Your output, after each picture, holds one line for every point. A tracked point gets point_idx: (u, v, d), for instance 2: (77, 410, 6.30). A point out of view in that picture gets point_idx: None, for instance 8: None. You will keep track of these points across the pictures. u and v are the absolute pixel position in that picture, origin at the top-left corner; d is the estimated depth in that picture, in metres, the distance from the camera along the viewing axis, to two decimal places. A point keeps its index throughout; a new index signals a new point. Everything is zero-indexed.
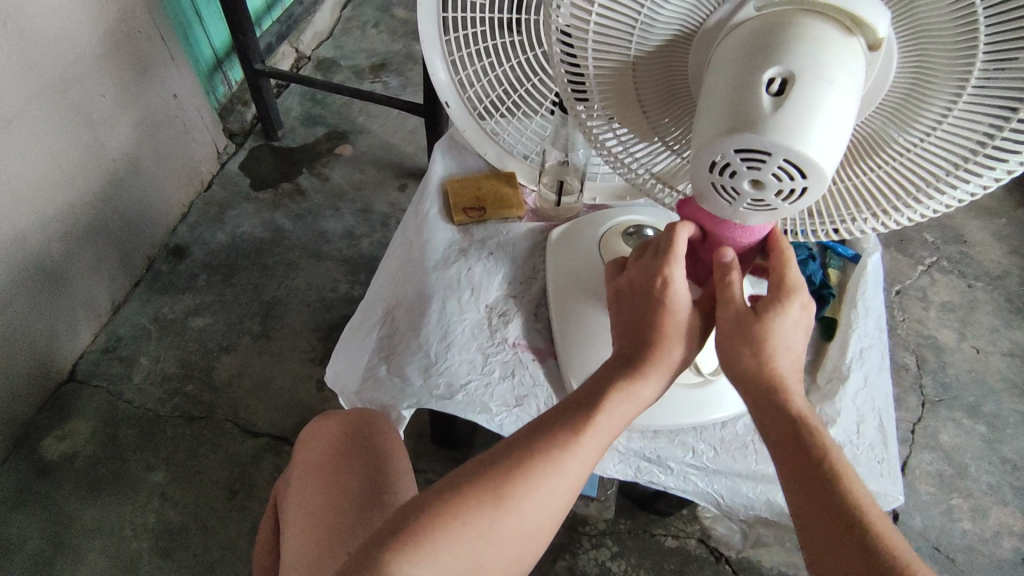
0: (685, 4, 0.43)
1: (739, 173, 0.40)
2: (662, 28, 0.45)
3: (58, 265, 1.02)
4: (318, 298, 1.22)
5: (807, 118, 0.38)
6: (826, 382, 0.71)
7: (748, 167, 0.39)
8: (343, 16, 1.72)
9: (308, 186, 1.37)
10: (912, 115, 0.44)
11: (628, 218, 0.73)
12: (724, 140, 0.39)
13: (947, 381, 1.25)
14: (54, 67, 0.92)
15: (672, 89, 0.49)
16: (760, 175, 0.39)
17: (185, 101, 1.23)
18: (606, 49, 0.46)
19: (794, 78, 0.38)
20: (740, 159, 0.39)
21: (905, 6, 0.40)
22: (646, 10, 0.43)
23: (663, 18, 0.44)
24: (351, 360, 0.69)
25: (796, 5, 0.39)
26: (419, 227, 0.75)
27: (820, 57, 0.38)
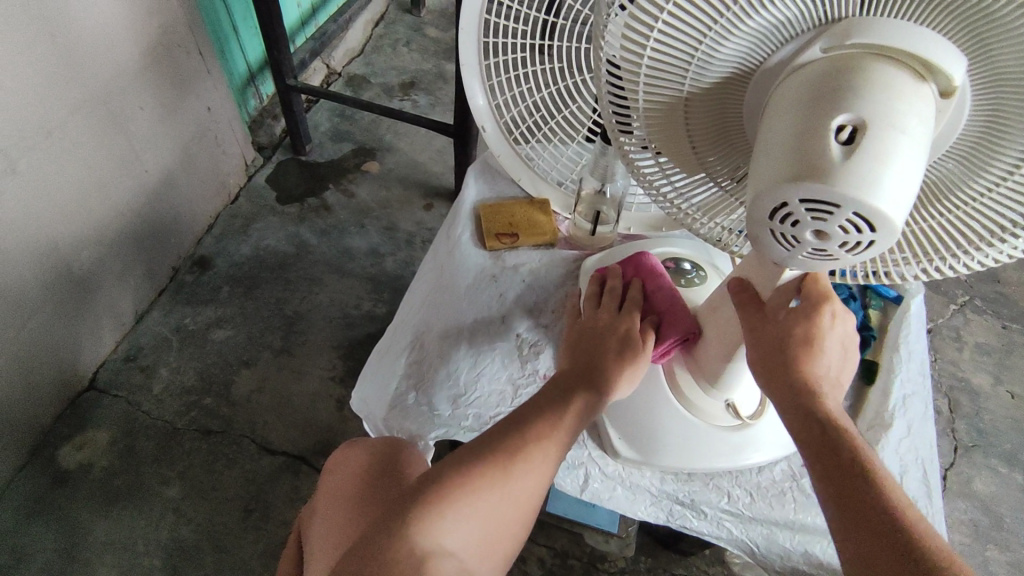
0: (746, 43, 0.41)
1: (803, 223, 0.38)
2: (720, 66, 0.43)
3: (87, 273, 1.02)
4: (340, 315, 1.21)
5: (879, 170, 0.36)
6: (867, 429, 0.68)
7: (812, 217, 0.37)
8: (375, 33, 1.74)
9: (334, 201, 1.37)
10: (982, 162, 0.42)
11: (665, 251, 0.72)
12: (788, 189, 0.37)
13: (982, 426, 1.21)
14: (96, 78, 0.93)
15: (725, 125, 0.47)
16: (825, 227, 0.38)
17: (218, 113, 1.24)
18: (657, 84, 0.44)
19: (864, 127, 0.37)
20: (804, 209, 0.37)
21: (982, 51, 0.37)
22: (703, 48, 0.42)
23: (722, 56, 0.42)
24: (379, 386, 0.68)
25: (867, 49, 0.38)
26: (450, 252, 0.74)
27: (893, 106, 0.37)
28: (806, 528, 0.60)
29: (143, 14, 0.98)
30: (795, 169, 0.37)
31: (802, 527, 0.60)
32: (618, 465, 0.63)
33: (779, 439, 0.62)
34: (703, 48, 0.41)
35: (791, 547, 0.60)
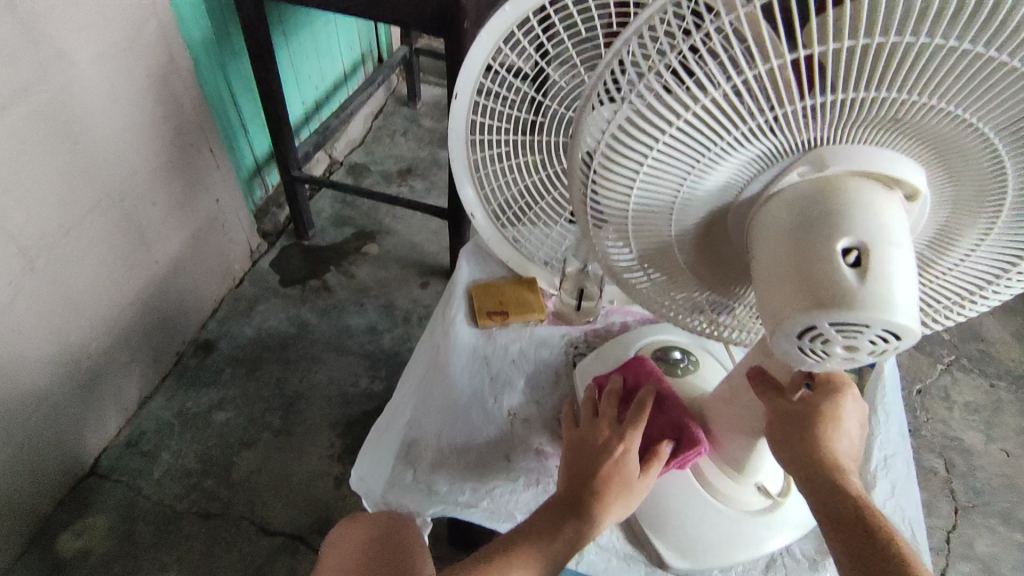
0: (726, 176, 0.44)
1: (833, 341, 0.40)
2: (705, 195, 0.46)
3: (94, 359, 1.06)
4: (339, 392, 1.24)
5: (890, 285, 0.39)
6: None
7: (842, 335, 0.40)
8: (374, 125, 1.87)
9: (335, 282, 1.43)
10: (947, 243, 0.48)
11: (657, 340, 0.77)
12: (815, 315, 0.39)
13: (979, 485, 1.22)
14: (115, 179, 1.01)
15: (711, 239, 0.50)
16: (856, 341, 0.40)
17: (226, 205, 1.32)
18: (648, 214, 0.48)
19: (867, 247, 0.39)
20: (833, 329, 0.40)
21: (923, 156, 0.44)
22: (688, 183, 0.45)
23: (706, 187, 0.45)
24: (376, 462, 0.70)
25: (843, 173, 0.41)
26: (445, 331, 0.79)
27: (881, 224, 0.40)
28: None
29: (161, 121, 1.08)
30: (812, 291, 0.40)
31: None
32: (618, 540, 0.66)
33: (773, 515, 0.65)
34: (687, 185, 0.45)
35: None
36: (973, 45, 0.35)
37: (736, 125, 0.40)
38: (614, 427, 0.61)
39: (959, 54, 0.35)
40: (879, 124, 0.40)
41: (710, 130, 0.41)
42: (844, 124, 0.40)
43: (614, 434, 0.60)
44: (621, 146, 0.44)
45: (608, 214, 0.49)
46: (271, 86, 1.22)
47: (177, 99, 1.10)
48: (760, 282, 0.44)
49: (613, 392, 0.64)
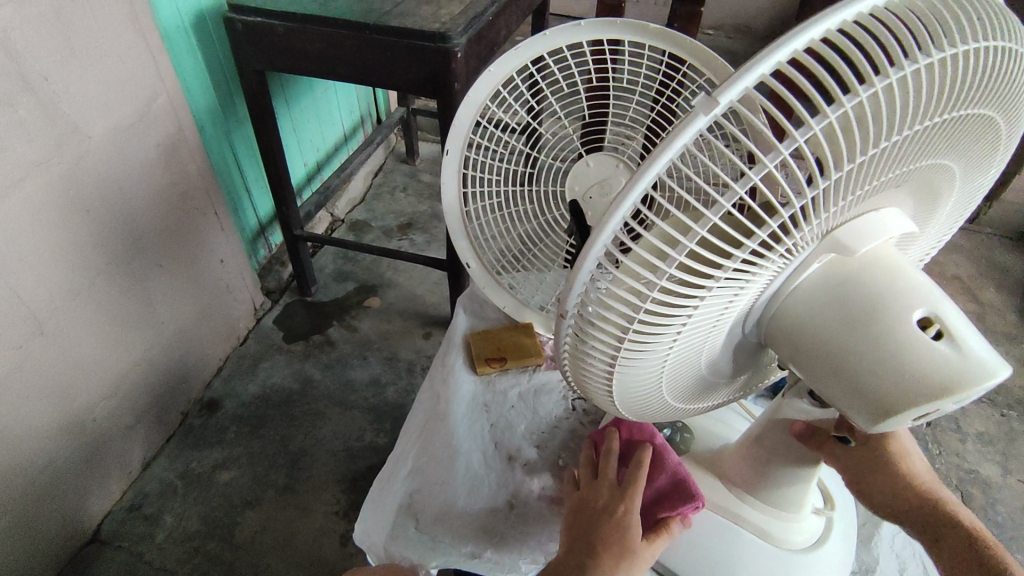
0: (760, 285, 0.44)
1: (946, 409, 0.43)
2: (740, 304, 0.46)
3: (99, 421, 1.07)
4: (343, 447, 1.23)
5: (970, 340, 0.43)
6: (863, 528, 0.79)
7: (952, 403, 0.43)
8: (374, 183, 1.92)
9: (338, 337, 1.45)
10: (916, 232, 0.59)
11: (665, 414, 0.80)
12: (939, 398, 0.42)
13: (1000, 519, 1.18)
14: (123, 245, 1.04)
15: (729, 336, 0.51)
16: (962, 402, 0.43)
17: (230, 265, 1.35)
18: (695, 333, 0.46)
19: (936, 317, 0.43)
20: (948, 403, 0.43)
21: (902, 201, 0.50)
22: (733, 298, 0.44)
23: (745, 297, 0.45)
24: (378, 513, 0.69)
25: (870, 256, 0.44)
26: (445, 379, 0.79)
27: (929, 289, 0.44)
28: None
29: (169, 187, 1.12)
30: (908, 383, 0.43)
31: None
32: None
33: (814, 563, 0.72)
34: (729, 307, 0.45)
35: None
36: (918, 126, 0.40)
37: (767, 257, 0.41)
38: (614, 488, 0.61)
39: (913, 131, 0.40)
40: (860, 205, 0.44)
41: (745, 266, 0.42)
42: (835, 219, 0.43)
43: (614, 497, 0.60)
44: (663, 308, 0.43)
45: (656, 350, 0.46)
46: (274, 150, 1.28)
47: (184, 165, 1.15)
48: (839, 379, 0.46)
49: (613, 448, 0.64)
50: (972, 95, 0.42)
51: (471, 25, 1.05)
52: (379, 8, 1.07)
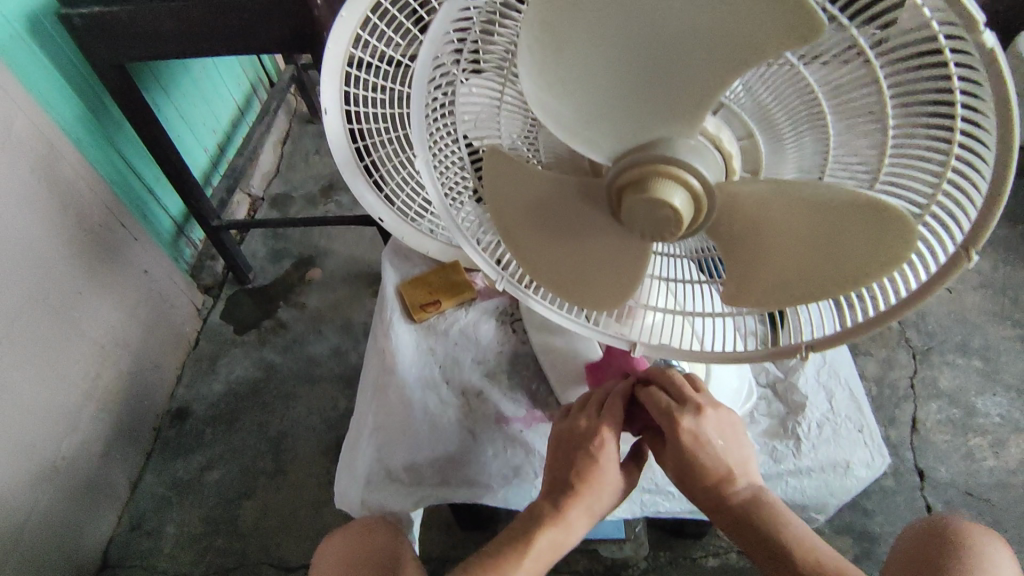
0: (778, 111, 0.51)
1: (732, 115, 0.52)
2: (785, 142, 0.52)
3: (69, 459, 1.07)
4: (321, 419, 1.27)
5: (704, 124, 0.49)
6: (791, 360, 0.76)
7: (724, 112, 0.51)
8: (285, 151, 1.83)
9: (289, 316, 1.44)
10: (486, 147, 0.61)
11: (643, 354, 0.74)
12: (732, 111, 0.51)
13: (930, 329, 1.28)
14: (31, 281, 0.99)
15: (747, 268, 0.51)
16: (724, 111, 0.51)
17: (157, 273, 1.30)
18: (783, 162, 0.53)
19: (726, 104, 0.51)
20: (722, 112, 0.51)
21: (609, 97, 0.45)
22: (772, 122, 0.52)
23: (779, 125, 0.51)
24: (349, 475, 0.73)
25: (692, 163, 0.45)
26: (386, 334, 0.80)
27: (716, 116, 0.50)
28: None
29: (62, 210, 1.05)
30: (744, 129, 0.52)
31: None
32: None
33: None
34: (769, 124, 0.52)
35: None
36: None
37: (759, 91, 0.50)
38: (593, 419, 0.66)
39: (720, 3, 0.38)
40: (768, 80, 0.49)
41: (774, 117, 0.51)
42: (765, 84, 0.50)
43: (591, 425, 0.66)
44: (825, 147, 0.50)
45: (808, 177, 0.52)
46: (163, 148, 1.19)
47: (75, 187, 1.08)
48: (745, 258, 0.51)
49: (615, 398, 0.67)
50: None
51: None
52: None
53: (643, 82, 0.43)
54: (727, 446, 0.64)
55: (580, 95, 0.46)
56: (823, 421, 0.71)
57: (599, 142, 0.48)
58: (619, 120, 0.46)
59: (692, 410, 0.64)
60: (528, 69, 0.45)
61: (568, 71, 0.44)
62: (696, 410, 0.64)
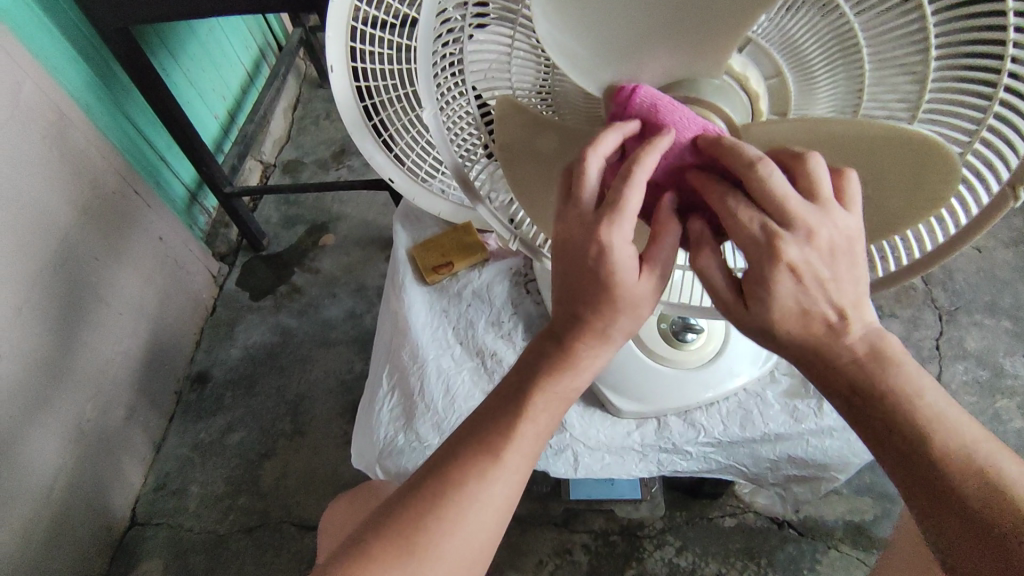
0: (810, 46, 0.48)
1: (758, 55, 0.49)
2: (815, 79, 0.50)
3: (93, 422, 1.09)
4: (337, 383, 1.28)
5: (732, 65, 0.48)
6: None
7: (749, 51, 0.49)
8: (295, 116, 1.81)
9: (303, 282, 1.44)
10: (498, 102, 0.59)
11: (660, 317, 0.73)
12: (757, 50, 0.49)
13: (959, 288, 1.24)
14: (46, 247, 0.99)
15: None
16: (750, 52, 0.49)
17: (171, 239, 1.30)
18: (810, 102, 0.51)
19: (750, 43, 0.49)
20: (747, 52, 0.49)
21: (628, 33, 0.44)
22: (800, 60, 0.49)
23: (809, 62, 0.49)
24: (366, 436, 0.73)
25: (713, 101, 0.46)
26: (398, 297, 0.79)
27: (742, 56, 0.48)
28: (781, 438, 0.70)
29: (72, 176, 1.04)
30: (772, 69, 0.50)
31: (777, 437, 0.70)
32: (617, 417, 0.73)
33: (732, 370, 0.71)
34: (798, 63, 0.49)
35: (775, 457, 0.71)
36: None
37: (787, 25, 0.48)
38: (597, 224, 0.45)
39: None
40: (799, 11, 0.47)
41: (804, 52, 0.49)
42: (796, 17, 0.47)
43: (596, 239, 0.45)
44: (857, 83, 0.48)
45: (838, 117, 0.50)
46: (172, 111, 1.17)
47: (86, 153, 1.07)
48: None
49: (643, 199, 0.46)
50: None
51: None
52: None
53: (665, 16, 0.43)
54: (836, 283, 0.43)
55: (596, 27, 0.44)
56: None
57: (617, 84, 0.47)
58: (636, 49, 0.45)
59: (797, 232, 0.42)
60: (543, 8, 0.43)
61: (592, 10, 0.43)
62: (806, 234, 0.42)
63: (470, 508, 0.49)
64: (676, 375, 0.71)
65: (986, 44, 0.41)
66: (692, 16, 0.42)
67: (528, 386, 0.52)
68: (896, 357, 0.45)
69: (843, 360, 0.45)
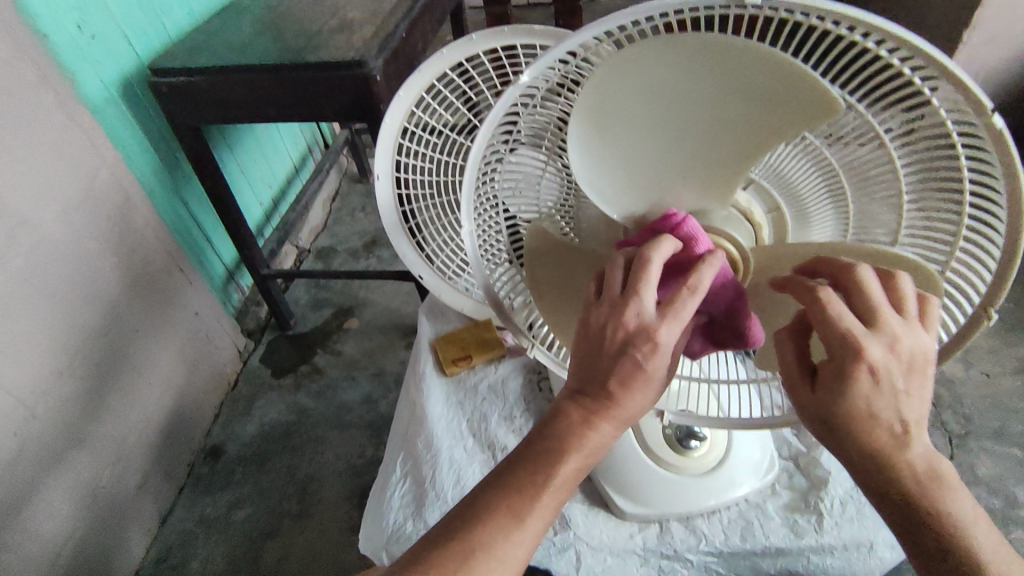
0: (803, 185, 0.57)
1: (759, 192, 0.57)
2: (810, 212, 0.57)
3: (108, 488, 1.11)
4: (347, 466, 1.30)
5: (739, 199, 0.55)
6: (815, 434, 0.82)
7: (751, 189, 0.57)
8: (333, 207, 1.95)
9: (324, 363, 1.50)
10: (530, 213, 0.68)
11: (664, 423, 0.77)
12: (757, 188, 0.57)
13: (967, 412, 1.25)
14: (97, 316, 1.07)
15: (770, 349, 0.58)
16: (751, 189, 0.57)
17: (206, 315, 1.38)
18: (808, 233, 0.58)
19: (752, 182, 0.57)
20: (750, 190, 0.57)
21: (648, 169, 0.52)
22: (795, 198, 0.57)
23: (803, 199, 0.57)
24: (375, 521, 0.75)
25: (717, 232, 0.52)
26: (418, 386, 0.84)
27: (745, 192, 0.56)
28: (782, 551, 0.72)
29: (129, 253, 1.14)
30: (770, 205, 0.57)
31: (777, 550, 0.72)
32: (620, 519, 0.76)
33: (732, 479, 0.74)
34: (794, 200, 0.57)
35: (775, 571, 0.72)
36: (771, 83, 0.44)
37: (782, 168, 0.57)
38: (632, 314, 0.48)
39: (750, 94, 0.45)
40: (791, 156, 0.55)
41: (796, 191, 0.57)
42: (788, 161, 0.56)
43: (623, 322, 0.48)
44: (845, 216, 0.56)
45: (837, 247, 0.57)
46: (226, 200, 1.29)
47: (144, 232, 1.17)
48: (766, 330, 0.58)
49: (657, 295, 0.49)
50: (661, 69, 0.47)
51: (385, 45, 1.06)
52: (294, 46, 1.08)
53: (679, 159, 0.51)
54: (910, 396, 0.45)
55: (620, 159, 0.52)
56: (845, 497, 0.73)
57: (636, 210, 0.55)
58: (655, 181, 0.53)
59: (882, 338, 0.44)
60: (579, 137, 0.52)
61: (618, 145, 0.52)
62: (890, 339, 0.44)
63: (496, 563, 0.48)
64: (679, 481, 0.74)
65: (953, 169, 0.47)
66: (701, 161, 0.50)
67: (560, 440, 0.51)
68: (946, 474, 0.49)
69: (903, 474, 0.48)
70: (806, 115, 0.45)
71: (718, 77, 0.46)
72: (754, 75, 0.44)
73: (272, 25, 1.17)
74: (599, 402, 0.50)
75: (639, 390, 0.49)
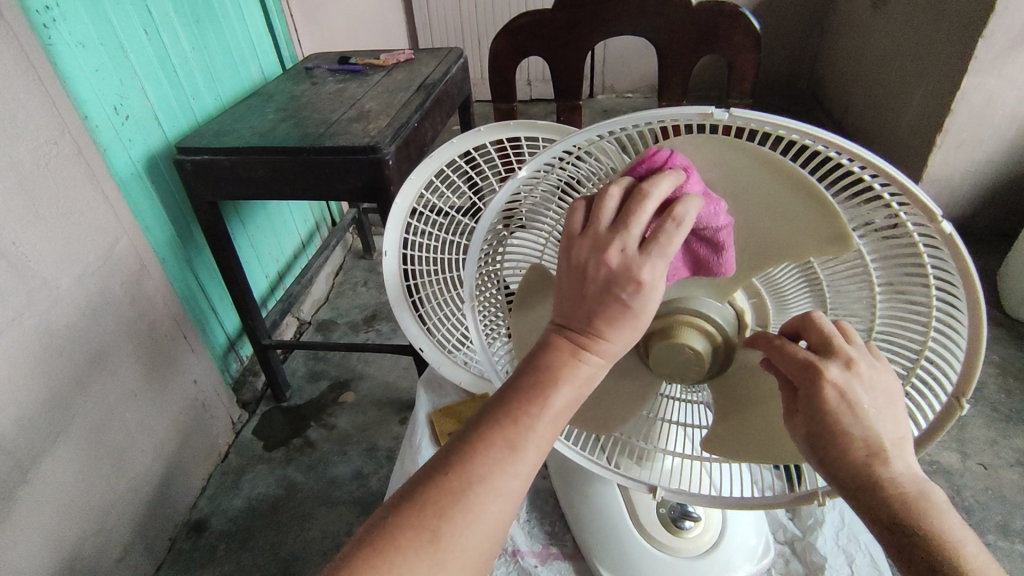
0: (790, 287, 0.61)
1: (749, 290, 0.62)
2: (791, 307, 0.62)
3: (87, 560, 1.07)
4: (334, 544, 1.26)
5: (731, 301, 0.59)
6: (811, 522, 0.82)
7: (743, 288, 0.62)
8: (336, 281, 2.00)
9: (317, 437, 1.48)
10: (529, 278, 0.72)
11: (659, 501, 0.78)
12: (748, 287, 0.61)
13: (967, 505, 1.23)
14: (99, 379, 1.07)
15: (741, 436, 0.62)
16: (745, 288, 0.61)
17: (203, 383, 1.38)
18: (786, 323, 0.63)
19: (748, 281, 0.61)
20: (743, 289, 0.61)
21: None
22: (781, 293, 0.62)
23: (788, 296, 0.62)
24: None
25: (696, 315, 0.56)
26: (413, 459, 0.84)
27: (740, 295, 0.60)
28: None
29: (136, 318, 1.16)
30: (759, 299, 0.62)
31: None
32: None
33: (728, 561, 0.74)
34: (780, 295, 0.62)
35: None
36: (799, 207, 0.50)
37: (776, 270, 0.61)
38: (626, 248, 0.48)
39: (778, 214, 0.52)
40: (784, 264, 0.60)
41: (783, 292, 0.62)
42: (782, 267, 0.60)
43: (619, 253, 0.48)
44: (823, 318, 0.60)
45: None
46: (235, 271, 1.33)
47: (152, 299, 1.20)
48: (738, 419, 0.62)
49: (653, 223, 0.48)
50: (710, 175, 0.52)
51: (398, 133, 1.15)
52: (314, 131, 1.16)
53: None
54: (879, 416, 0.50)
55: None
56: None
57: None
58: None
59: (839, 361, 0.51)
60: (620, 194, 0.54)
61: None
62: (845, 362, 0.51)
63: (492, 494, 0.47)
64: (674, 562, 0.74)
65: (916, 263, 0.51)
66: None
67: (550, 370, 0.50)
68: (941, 502, 0.48)
69: (893, 493, 0.48)
70: (816, 242, 0.51)
71: (764, 196, 0.51)
72: (792, 206, 0.51)
73: (295, 113, 1.26)
74: (588, 335, 0.51)
75: (626, 325, 0.50)
